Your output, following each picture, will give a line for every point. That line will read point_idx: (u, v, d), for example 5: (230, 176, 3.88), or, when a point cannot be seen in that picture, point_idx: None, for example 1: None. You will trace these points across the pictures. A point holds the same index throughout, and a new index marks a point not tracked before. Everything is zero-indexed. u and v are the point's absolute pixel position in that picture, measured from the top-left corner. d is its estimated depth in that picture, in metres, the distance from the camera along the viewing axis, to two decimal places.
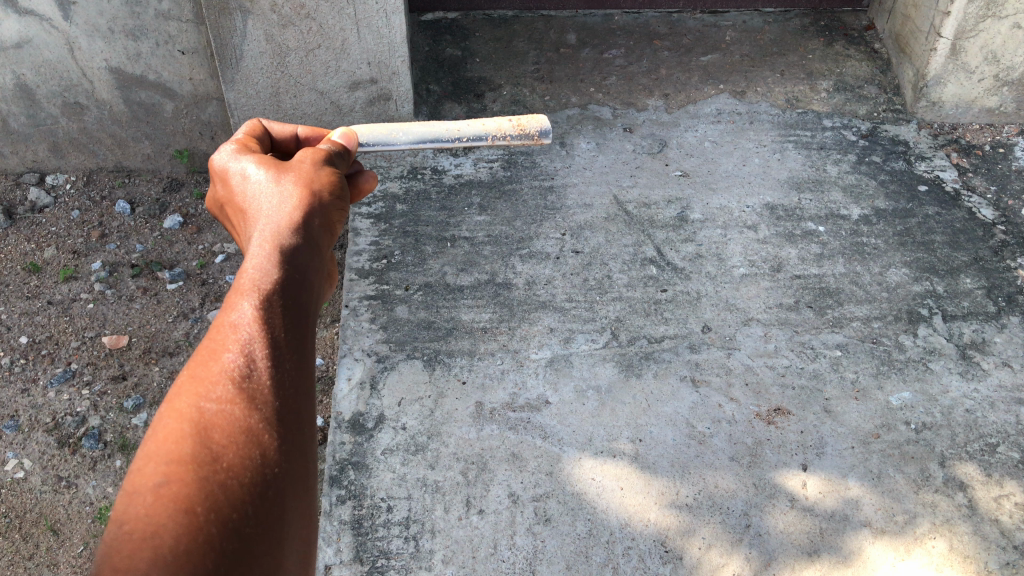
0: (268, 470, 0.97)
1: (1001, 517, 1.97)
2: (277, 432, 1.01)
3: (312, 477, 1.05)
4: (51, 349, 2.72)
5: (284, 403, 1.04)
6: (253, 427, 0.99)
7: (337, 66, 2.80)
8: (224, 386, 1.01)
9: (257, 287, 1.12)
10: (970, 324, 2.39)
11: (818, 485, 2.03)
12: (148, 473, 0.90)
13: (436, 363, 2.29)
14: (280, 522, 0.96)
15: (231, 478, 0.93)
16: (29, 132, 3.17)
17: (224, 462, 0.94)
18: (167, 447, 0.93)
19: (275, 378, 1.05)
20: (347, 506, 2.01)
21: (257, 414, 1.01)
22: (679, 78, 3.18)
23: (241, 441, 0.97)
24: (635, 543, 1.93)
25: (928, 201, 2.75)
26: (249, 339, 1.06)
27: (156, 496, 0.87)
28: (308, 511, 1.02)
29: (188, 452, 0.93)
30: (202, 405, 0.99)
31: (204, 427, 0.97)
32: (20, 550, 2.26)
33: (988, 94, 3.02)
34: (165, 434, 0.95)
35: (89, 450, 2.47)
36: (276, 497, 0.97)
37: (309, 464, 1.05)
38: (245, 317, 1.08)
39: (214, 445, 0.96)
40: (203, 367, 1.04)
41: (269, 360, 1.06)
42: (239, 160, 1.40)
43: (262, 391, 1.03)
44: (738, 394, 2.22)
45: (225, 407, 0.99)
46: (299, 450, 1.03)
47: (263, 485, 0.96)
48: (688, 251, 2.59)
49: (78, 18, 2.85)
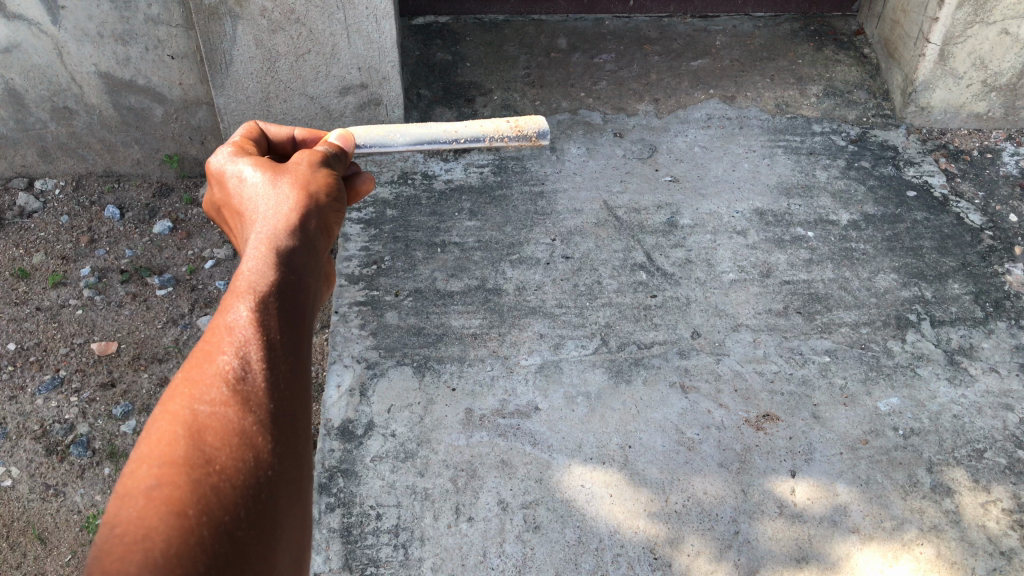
0: (262, 473, 0.97)
1: (988, 523, 1.98)
2: (271, 434, 1.00)
3: (306, 481, 1.04)
4: (39, 356, 2.71)
5: (278, 405, 1.04)
6: (247, 430, 0.99)
7: (327, 70, 2.80)
8: (219, 388, 1.01)
9: (253, 288, 1.12)
10: (958, 329, 2.40)
11: (806, 491, 2.03)
12: (141, 475, 0.90)
13: (425, 369, 2.29)
14: (274, 526, 0.95)
15: (224, 481, 0.93)
16: (17, 137, 3.15)
17: (217, 465, 0.94)
18: (160, 450, 0.93)
19: (270, 381, 1.05)
20: (336, 514, 2.01)
21: (251, 416, 1.00)
22: (669, 83, 3.19)
23: (234, 443, 0.97)
24: (624, 550, 1.93)
25: (917, 207, 2.76)
26: (244, 341, 1.06)
27: (148, 498, 0.87)
28: (301, 516, 1.01)
29: (181, 455, 0.93)
30: (196, 407, 0.99)
31: (198, 429, 0.96)
32: (8, 559, 2.25)
33: (977, 100, 3.03)
34: (158, 436, 0.95)
35: (78, 457, 2.46)
36: (270, 500, 0.96)
37: (303, 467, 1.04)
38: (241, 319, 1.08)
39: (207, 447, 0.95)
40: (197, 370, 1.03)
41: (264, 363, 1.06)
42: (236, 162, 1.40)
43: (256, 394, 1.03)
44: (727, 400, 2.22)
45: (219, 410, 0.99)
46: (293, 453, 1.02)
47: (256, 488, 0.95)
48: (677, 256, 2.60)
49: (67, 23, 2.83)
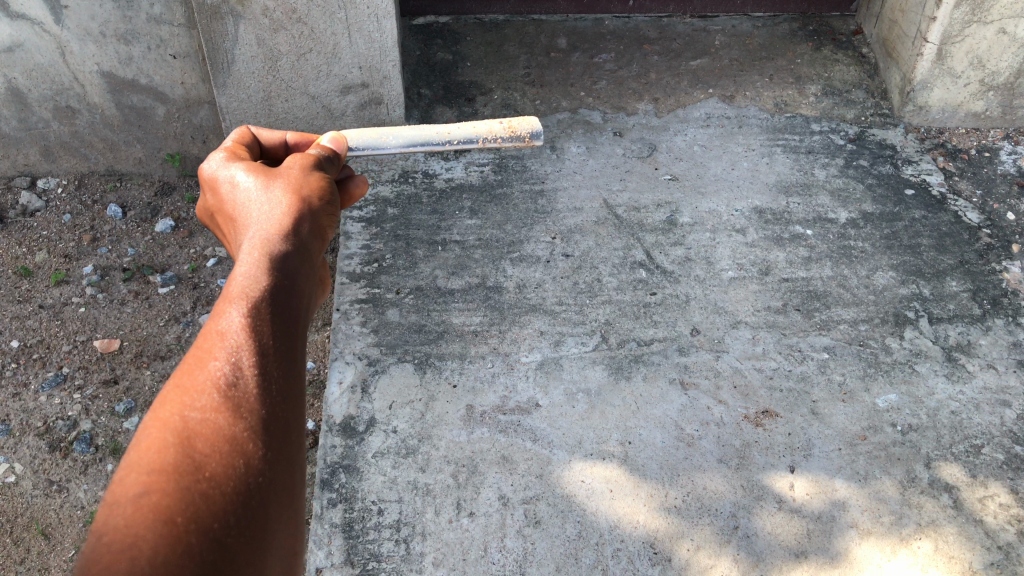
0: (252, 479, 0.98)
1: (986, 517, 2.00)
2: (261, 440, 1.02)
3: (298, 486, 1.05)
4: (42, 353, 2.72)
5: (270, 410, 1.05)
6: (238, 436, 1.00)
7: (329, 70, 2.81)
8: (210, 395, 1.02)
9: (245, 294, 1.13)
10: (955, 326, 2.42)
11: (805, 486, 2.05)
12: (129, 482, 0.90)
13: (426, 366, 2.30)
14: (263, 532, 0.97)
15: (214, 488, 0.94)
16: (20, 136, 3.17)
17: (208, 471, 0.95)
18: (150, 456, 0.94)
19: (261, 386, 1.06)
20: (339, 510, 2.02)
21: (242, 423, 1.02)
22: (668, 83, 3.20)
23: (224, 450, 0.98)
24: (624, 545, 1.94)
25: (915, 205, 2.78)
26: (236, 346, 1.07)
27: (136, 506, 0.87)
28: (292, 522, 1.02)
29: (171, 462, 0.93)
30: (187, 414, 1.00)
31: (188, 436, 0.97)
32: (12, 554, 2.27)
33: (974, 99, 3.05)
34: (148, 443, 0.95)
35: (80, 453, 2.48)
36: (260, 506, 0.97)
37: (295, 472, 1.05)
38: (233, 325, 1.09)
39: (197, 454, 0.96)
40: (189, 376, 1.05)
41: (255, 368, 1.07)
42: (228, 167, 1.42)
43: (247, 400, 1.04)
44: (726, 397, 2.23)
45: (209, 417, 1.00)
46: (285, 458, 1.04)
47: (246, 495, 0.96)
48: (677, 254, 2.62)
49: (70, 22, 2.85)
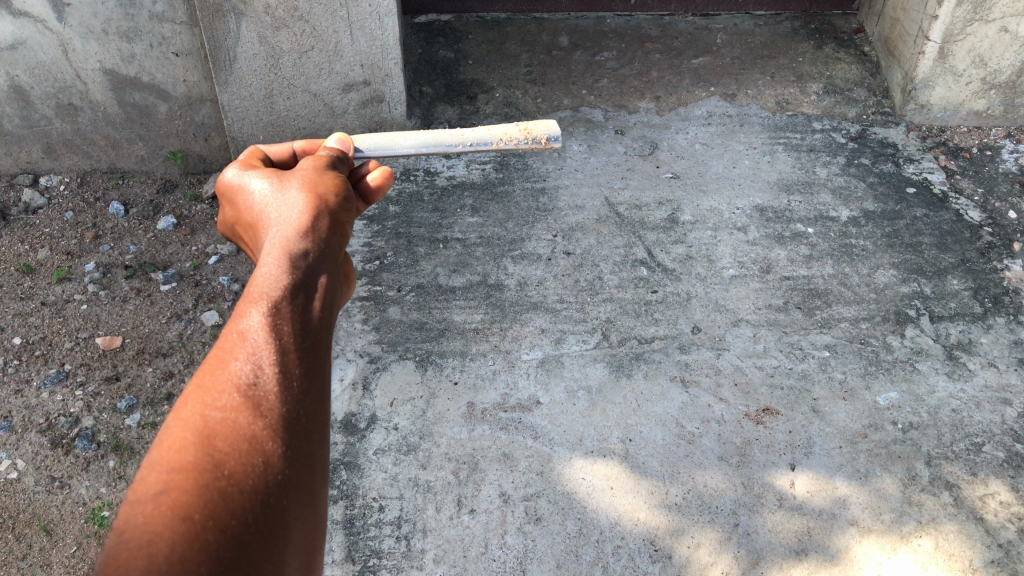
0: (271, 477, 0.98)
1: (987, 515, 2.00)
2: (281, 438, 1.01)
3: (318, 482, 1.05)
4: (45, 350, 2.73)
5: (290, 409, 1.05)
6: (257, 434, 1.00)
7: (331, 67, 2.82)
8: (230, 395, 1.03)
9: (265, 294, 1.13)
10: (957, 325, 2.42)
11: (806, 484, 2.05)
12: (150, 481, 0.91)
13: (428, 363, 2.31)
14: (283, 529, 0.96)
15: (232, 486, 0.94)
16: (23, 133, 3.17)
17: (227, 469, 0.95)
18: (170, 455, 0.94)
19: (281, 384, 1.06)
20: (339, 506, 2.02)
21: (262, 421, 1.02)
22: (670, 80, 3.20)
23: (244, 448, 0.98)
24: (625, 542, 1.95)
25: (916, 203, 2.78)
26: (256, 346, 1.08)
27: (156, 504, 0.88)
28: (313, 519, 1.02)
29: (191, 460, 0.94)
30: (208, 413, 1.00)
31: (208, 435, 0.98)
32: (14, 550, 2.28)
33: (976, 97, 3.05)
34: (169, 442, 0.96)
35: (82, 450, 2.48)
36: (278, 503, 0.97)
37: (314, 471, 1.05)
38: (254, 325, 1.10)
39: (216, 452, 0.96)
40: (210, 377, 1.05)
41: (276, 367, 1.07)
42: (246, 171, 1.43)
43: (267, 399, 1.04)
44: (728, 395, 2.24)
45: (230, 416, 1.01)
46: (305, 455, 1.03)
47: (265, 493, 0.96)
48: (678, 252, 2.62)
49: (72, 20, 2.85)
